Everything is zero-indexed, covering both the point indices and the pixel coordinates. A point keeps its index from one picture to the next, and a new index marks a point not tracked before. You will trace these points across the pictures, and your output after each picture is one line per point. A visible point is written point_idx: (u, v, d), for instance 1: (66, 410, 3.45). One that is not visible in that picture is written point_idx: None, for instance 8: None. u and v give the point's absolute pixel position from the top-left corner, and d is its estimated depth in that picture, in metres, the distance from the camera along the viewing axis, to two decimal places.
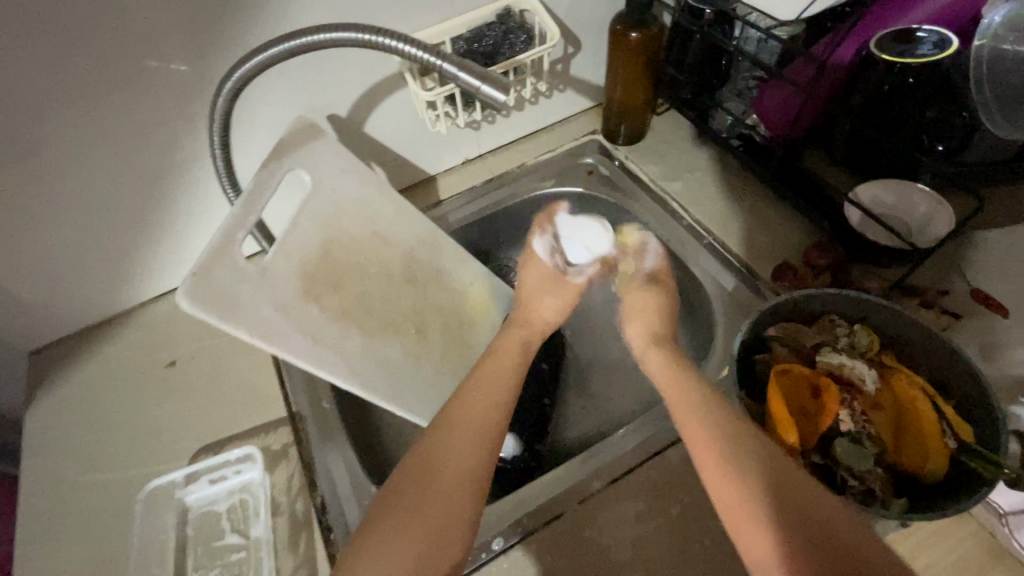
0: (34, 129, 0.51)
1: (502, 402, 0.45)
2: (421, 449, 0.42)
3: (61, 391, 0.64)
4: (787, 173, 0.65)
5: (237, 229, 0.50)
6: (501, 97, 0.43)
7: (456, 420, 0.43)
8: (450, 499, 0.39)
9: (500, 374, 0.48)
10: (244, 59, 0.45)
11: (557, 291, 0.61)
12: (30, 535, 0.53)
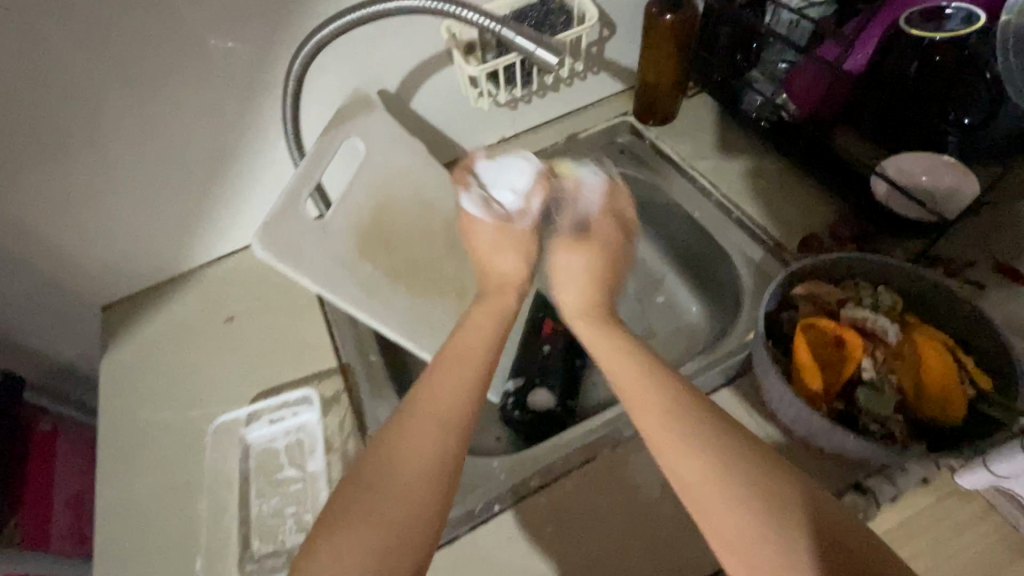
0: (122, 93, 0.57)
1: (470, 382, 0.42)
2: (385, 436, 0.40)
3: (130, 341, 0.69)
4: (815, 150, 0.68)
5: (303, 187, 0.54)
6: (553, 60, 0.48)
7: (423, 404, 0.41)
8: (416, 488, 0.37)
9: (469, 348, 0.45)
10: (322, 26, 0.50)
11: (513, 243, 0.56)
12: (108, 464, 0.58)
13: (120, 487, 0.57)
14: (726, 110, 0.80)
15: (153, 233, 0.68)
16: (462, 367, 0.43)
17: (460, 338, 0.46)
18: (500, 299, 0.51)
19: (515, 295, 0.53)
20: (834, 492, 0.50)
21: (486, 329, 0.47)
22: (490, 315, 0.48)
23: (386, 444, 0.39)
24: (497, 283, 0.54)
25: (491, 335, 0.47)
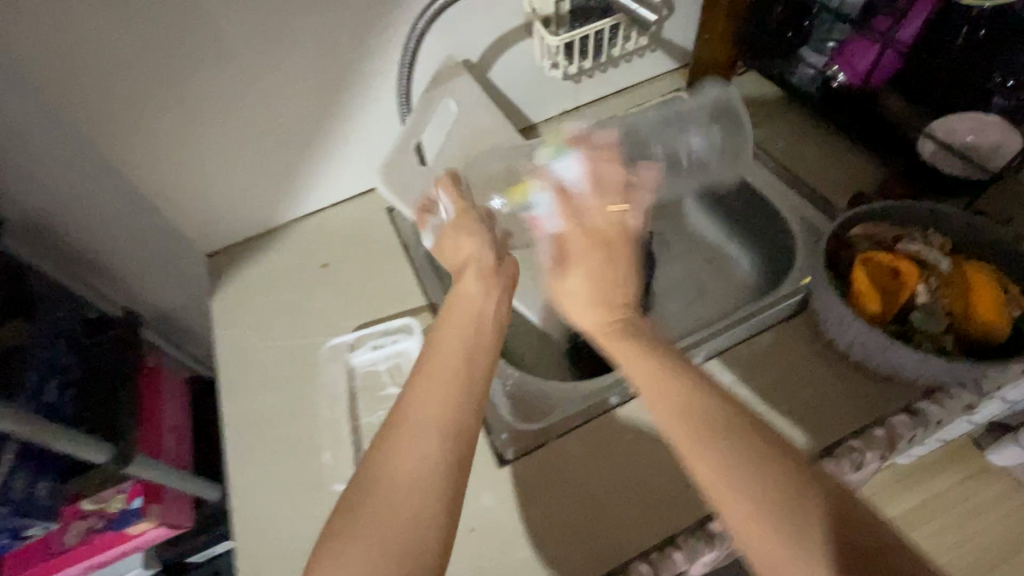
0: (253, 59, 0.64)
1: (455, 384, 0.43)
2: (379, 450, 0.41)
3: (236, 283, 0.77)
4: (861, 116, 0.74)
5: (411, 136, 0.66)
6: (653, 16, 0.63)
7: (412, 412, 0.42)
8: (406, 499, 0.38)
9: (453, 353, 0.46)
10: None
11: (461, 234, 0.57)
12: (229, 384, 0.66)
13: (243, 402, 0.65)
14: (775, 86, 0.85)
15: (258, 188, 0.76)
16: (448, 373, 0.44)
17: (443, 341, 0.47)
18: (477, 298, 0.51)
19: (478, 282, 0.52)
20: (886, 412, 0.55)
21: (469, 329, 0.48)
22: (471, 315, 0.49)
23: (381, 456, 0.40)
24: (463, 258, 0.56)
25: (468, 342, 0.47)
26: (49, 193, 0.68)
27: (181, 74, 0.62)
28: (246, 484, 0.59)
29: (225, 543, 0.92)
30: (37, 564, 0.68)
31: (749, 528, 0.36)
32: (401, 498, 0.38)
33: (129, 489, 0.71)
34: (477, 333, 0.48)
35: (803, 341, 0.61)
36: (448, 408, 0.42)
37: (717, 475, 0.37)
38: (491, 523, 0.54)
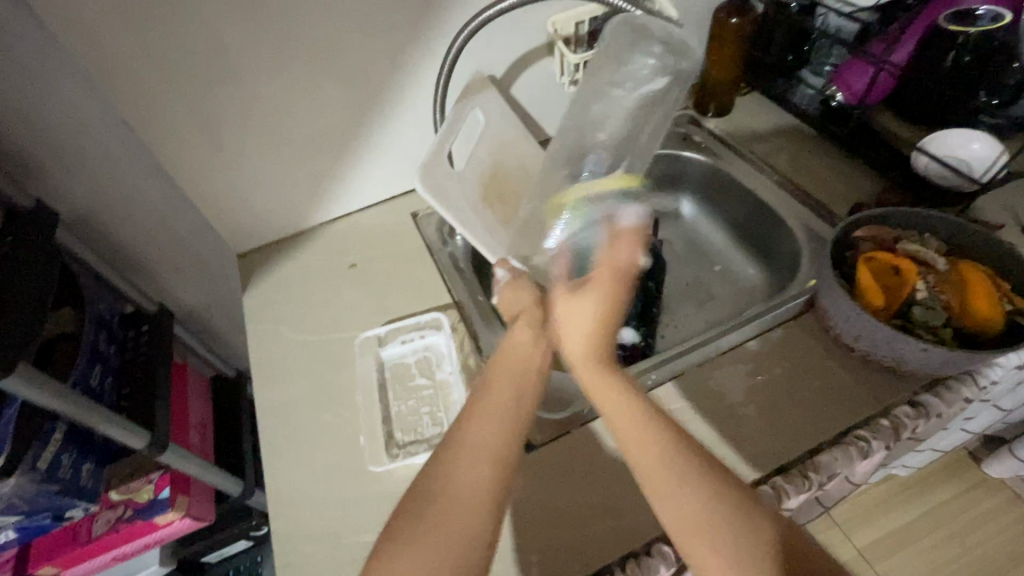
0: (299, 70, 0.68)
1: (504, 421, 0.46)
2: (431, 470, 0.43)
3: (267, 280, 0.80)
4: (863, 134, 0.80)
5: (445, 142, 0.70)
6: None
7: (463, 440, 0.44)
8: (463, 514, 0.40)
9: (505, 392, 0.48)
10: (487, 8, 0.64)
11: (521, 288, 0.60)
12: (263, 374, 0.69)
13: (277, 391, 0.67)
14: (776, 105, 0.92)
15: (294, 191, 0.81)
16: (499, 410, 0.46)
17: (496, 379, 0.49)
18: (529, 345, 0.53)
19: (531, 329, 0.55)
20: (891, 403, 0.59)
21: (519, 371, 0.50)
22: (524, 357, 0.52)
23: (431, 479, 0.42)
24: (519, 310, 0.58)
25: (524, 379, 0.50)
26: (99, 192, 0.72)
27: (231, 81, 0.66)
28: (281, 468, 0.61)
29: (240, 542, 0.93)
30: (66, 552, 0.70)
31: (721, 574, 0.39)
32: (457, 513, 0.40)
33: (157, 480, 0.73)
34: (525, 377, 0.50)
35: (812, 336, 0.65)
36: (496, 439, 0.44)
37: (675, 514, 0.41)
38: (520, 505, 0.56)
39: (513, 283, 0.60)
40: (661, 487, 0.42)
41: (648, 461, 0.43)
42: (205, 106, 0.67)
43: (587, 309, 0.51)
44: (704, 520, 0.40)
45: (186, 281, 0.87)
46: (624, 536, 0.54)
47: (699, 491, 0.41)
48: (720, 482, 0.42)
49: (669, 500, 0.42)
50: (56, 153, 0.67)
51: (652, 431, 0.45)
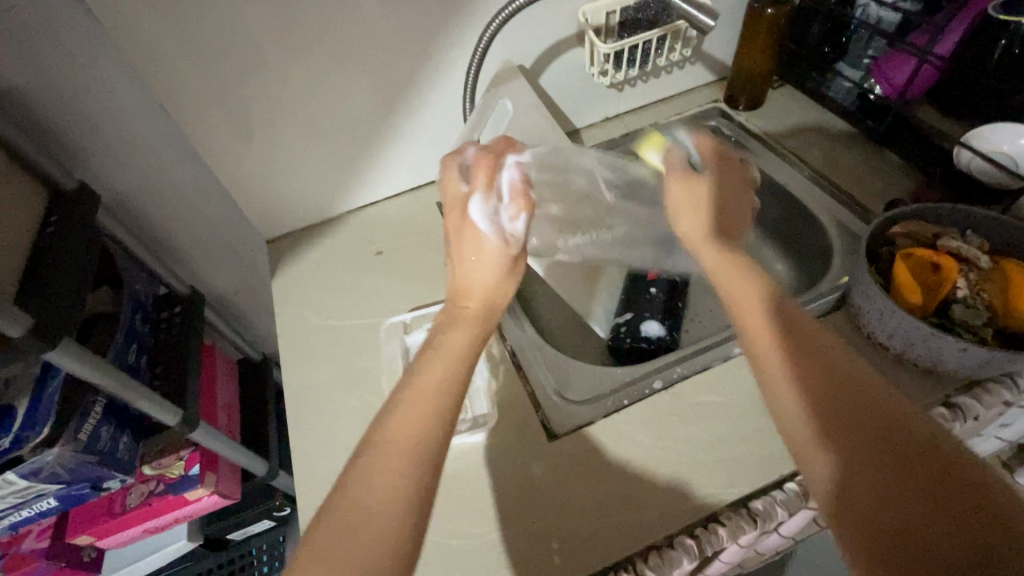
0: (331, 57, 0.69)
1: (426, 418, 0.41)
2: (321, 528, 0.37)
3: (295, 265, 0.82)
4: (899, 127, 0.78)
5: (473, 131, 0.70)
6: (710, 22, 0.60)
7: (355, 489, 0.37)
8: (377, 514, 0.37)
9: (417, 423, 0.40)
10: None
11: (476, 247, 0.51)
12: (291, 357, 0.71)
13: (304, 374, 0.69)
14: (812, 98, 0.91)
15: (323, 178, 0.82)
16: (407, 451, 0.39)
17: (402, 408, 0.41)
18: (452, 358, 0.45)
19: (469, 326, 0.48)
20: (924, 404, 0.57)
21: (451, 357, 0.45)
22: (440, 374, 0.43)
23: (320, 534, 0.36)
24: (470, 289, 0.51)
25: (456, 363, 0.45)
26: (136, 176, 0.74)
27: (264, 67, 0.67)
28: (308, 448, 0.62)
29: (264, 522, 0.95)
30: (100, 524, 0.72)
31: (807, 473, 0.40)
32: (366, 512, 0.37)
33: (188, 456, 0.75)
34: (441, 401, 0.42)
35: (843, 334, 0.63)
36: (400, 484, 0.38)
37: (803, 426, 0.40)
38: (541, 492, 0.57)
39: (462, 257, 0.52)
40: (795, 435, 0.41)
41: (773, 369, 0.44)
42: (237, 92, 0.68)
43: (690, 218, 0.62)
44: (900, 442, 0.37)
45: (217, 265, 0.89)
46: (646, 528, 0.54)
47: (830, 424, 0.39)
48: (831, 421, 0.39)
49: (784, 414, 0.42)
50: (97, 138, 0.69)
51: (778, 354, 0.45)
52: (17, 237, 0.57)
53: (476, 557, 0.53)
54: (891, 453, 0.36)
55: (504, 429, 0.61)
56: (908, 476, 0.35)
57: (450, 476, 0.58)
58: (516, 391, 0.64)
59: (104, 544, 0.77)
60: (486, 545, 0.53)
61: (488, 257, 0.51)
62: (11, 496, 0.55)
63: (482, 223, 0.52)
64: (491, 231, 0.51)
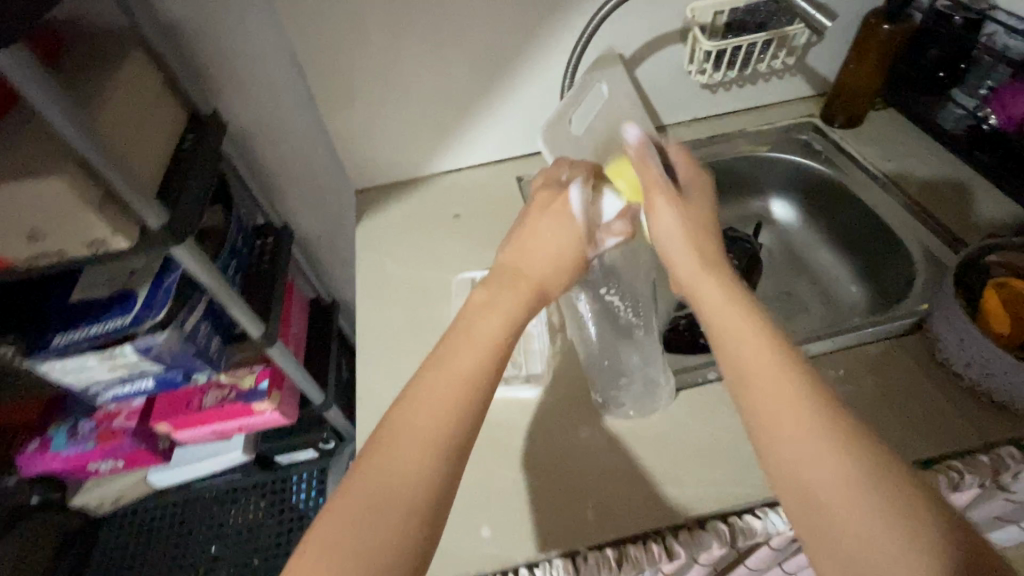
0: (446, 26, 0.74)
1: (445, 419, 0.40)
2: (340, 506, 0.37)
3: (379, 216, 0.88)
4: (1010, 163, 0.75)
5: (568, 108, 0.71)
6: (828, 23, 0.60)
7: (375, 481, 0.37)
8: (387, 517, 0.36)
9: (436, 423, 0.39)
10: None
11: (543, 243, 0.51)
12: (368, 296, 0.77)
13: (377, 312, 0.74)
14: (917, 123, 0.88)
15: (416, 139, 0.87)
16: (428, 453, 0.38)
17: (423, 405, 0.40)
18: (477, 354, 0.43)
19: (494, 316, 0.45)
20: (995, 441, 0.55)
21: (478, 347, 0.43)
22: (464, 371, 0.42)
23: (334, 516, 0.36)
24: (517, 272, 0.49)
25: (482, 357, 0.43)
26: (256, 113, 0.82)
27: (386, 26, 0.72)
28: (371, 378, 0.68)
29: (308, 451, 1.02)
30: (179, 416, 0.81)
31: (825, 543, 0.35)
32: (375, 509, 0.36)
33: (258, 371, 0.82)
34: (467, 405, 0.40)
35: (916, 360, 0.61)
36: (416, 485, 0.37)
37: (820, 476, 0.36)
38: (582, 455, 0.59)
39: (517, 241, 0.52)
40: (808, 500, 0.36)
41: (759, 405, 0.39)
42: (357, 46, 0.74)
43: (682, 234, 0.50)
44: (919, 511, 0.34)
45: (308, 208, 0.97)
46: (680, 506, 0.55)
47: (829, 474, 0.36)
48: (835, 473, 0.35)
49: (797, 460, 0.36)
50: (231, 73, 0.76)
51: (782, 384, 0.39)
52: (161, 148, 0.64)
53: (513, 499, 0.56)
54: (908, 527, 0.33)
55: (554, 392, 0.64)
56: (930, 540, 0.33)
57: (497, 425, 0.61)
58: (571, 360, 0.67)
59: (178, 437, 0.86)
60: (524, 492, 0.56)
61: (564, 244, 0.51)
62: (121, 368, 0.64)
63: (576, 202, 0.52)
64: (582, 217, 0.52)
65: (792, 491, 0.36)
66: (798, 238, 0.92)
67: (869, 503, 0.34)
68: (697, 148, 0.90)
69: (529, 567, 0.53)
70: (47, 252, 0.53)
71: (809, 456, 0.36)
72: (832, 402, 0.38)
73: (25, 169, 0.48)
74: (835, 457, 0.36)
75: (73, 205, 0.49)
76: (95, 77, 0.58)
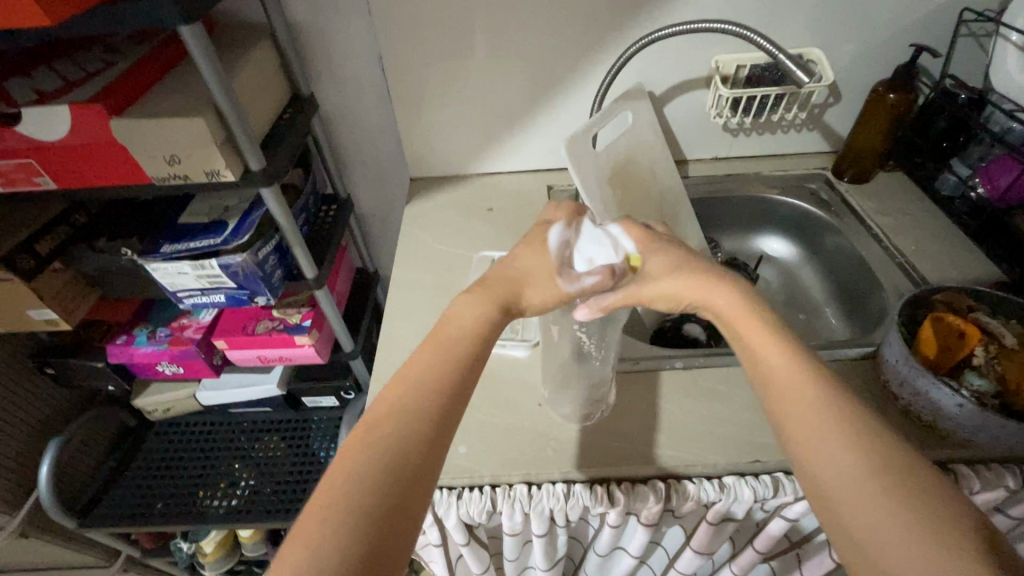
0: (504, 51, 0.89)
1: (429, 397, 0.45)
2: (352, 446, 0.42)
3: (426, 199, 1.03)
4: (991, 228, 0.83)
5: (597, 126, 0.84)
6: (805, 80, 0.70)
7: (385, 426, 0.43)
8: (377, 479, 0.39)
9: (431, 383, 0.46)
10: (663, 27, 0.77)
11: (536, 274, 0.57)
12: (405, 260, 0.91)
13: (409, 274, 0.89)
14: (922, 186, 0.95)
15: (467, 141, 1.02)
16: (423, 408, 0.44)
17: (418, 374, 0.47)
18: (463, 341, 0.50)
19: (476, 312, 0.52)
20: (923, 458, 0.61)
21: (456, 338, 0.50)
22: (450, 355, 0.48)
23: (348, 454, 0.41)
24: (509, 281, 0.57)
25: (466, 350, 0.49)
26: (342, 102, 1.00)
27: (456, 44, 0.88)
28: (395, 323, 0.81)
29: (331, 398, 1.17)
30: (235, 336, 0.97)
31: (855, 524, 0.37)
32: (367, 477, 0.39)
33: (304, 311, 1.00)
34: (445, 381, 0.46)
35: (866, 381, 0.68)
36: (412, 439, 0.42)
37: (839, 468, 0.39)
38: (553, 409, 0.69)
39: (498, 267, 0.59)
40: (832, 485, 0.39)
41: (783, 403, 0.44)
42: (429, 58, 0.90)
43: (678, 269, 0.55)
44: (917, 484, 0.37)
45: (369, 188, 1.14)
46: (628, 461, 0.64)
47: (843, 458, 0.40)
48: (844, 455, 0.40)
49: (812, 454, 0.41)
50: (328, 67, 0.95)
51: (801, 387, 0.44)
52: (266, 115, 0.82)
53: (489, 431, 0.67)
54: (910, 497, 0.37)
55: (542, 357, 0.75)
56: (930, 507, 0.36)
57: (489, 374, 0.73)
58: None
59: (230, 356, 1.02)
60: (500, 428, 0.68)
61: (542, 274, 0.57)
62: (205, 279, 0.80)
63: (554, 241, 0.59)
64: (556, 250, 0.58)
65: (817, 479, 0.40)
66: (795, 277, 1.02)
67: (873, 492, 0.38)
68: (712, 184, 1.01)
69: (492, 487, 0.64)
70: (175, 175, 0.71)
71: (824, 441, 0.41)
72: (835, 398, 0.43)
73: (178, 111, 0.65)
74: (844, 440, 0.40)
75: (202, 141, 0.66)
76: (234, 56, 0.77)
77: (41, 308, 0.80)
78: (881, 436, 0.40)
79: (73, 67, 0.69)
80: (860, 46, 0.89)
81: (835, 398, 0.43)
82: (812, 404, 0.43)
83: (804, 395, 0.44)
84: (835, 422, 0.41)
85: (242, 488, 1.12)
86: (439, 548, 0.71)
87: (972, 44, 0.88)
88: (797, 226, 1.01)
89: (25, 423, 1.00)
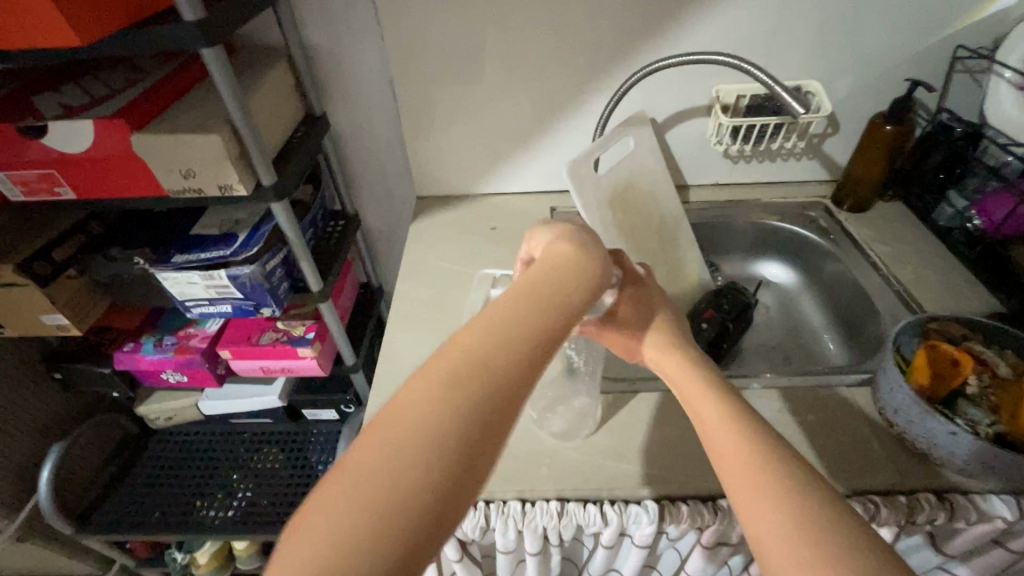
0: (510, 77, 0.93)
1: (509, 366, 0.35)
2: (387, 415, 0.33)
3: (431, 217, 1.06)
4: (987, 258, 0.84)
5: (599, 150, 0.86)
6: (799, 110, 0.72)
7: (448, 372, 0.35)
8: (427, 450, 0.31)
9: (483, 360, 0.35)
10: (664, 58, 0.80)
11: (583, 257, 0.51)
12: (409, 276, 0.93)
13: (414, 290, 0.91)
14: (921, 216, 0.96)
15: (471, 162, 1.05)
16: (489, 373, 0.35)
17: (478, 348, 0.36)
18: (537, 324, 0.38)
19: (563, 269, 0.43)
20: (916, 487, 0.61)
21: (539, 293, 0.40)
22: (527, 315, 0.38)
23: (394, 417, 0.33)
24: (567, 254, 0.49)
25: (545, 312, 0.39)
26: (352, 121, 1.03)
27: (465, 69, 0.92)
28: (396, 337, 0.83)
29: (331, 410, 1.18)
30: (240, 345, 0.99)
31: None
32: (412, 447, 0.31)
33: (308, 324, 1.01)
34: (527, 350, 0.37)
35: (861, 408, 0.69)
36: (482, 405, 0.33)
37: (771, 523, 0.36)
38: (548, 427, 0.70)
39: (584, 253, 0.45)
40: (765, 543, 0.36)
41: (722, 449, 0.41)
42: (438, 81, 0.93)
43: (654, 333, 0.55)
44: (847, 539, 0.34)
45: (376, 205, 1.16)
46: (622, 481, 0.65)
47: (777, 514, 0.36)
48: (775, 509, 0.36)
49: (756, 517, 0.37)
50: (341, 89, 0.98)
51: (745, 451, 0.40)
52: (280, 133, 0.85)
53: None
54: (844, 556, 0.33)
55: None
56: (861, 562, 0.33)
57: None
58: None
59: (233, 365, 1.03)
60: None
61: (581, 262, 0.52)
62: (213, 289, 0.82)
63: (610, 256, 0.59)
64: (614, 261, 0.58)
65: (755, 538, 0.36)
66: (794, 302, 1.03)
67: (813, 560, 0.33)
68: (712, 210, 1.02)
69: (486, 502, 0.64)
70: (191, 188, 0.73)
71: (757, 492, 0.38)
72: (772, 442, 0.41)
73: (197, 128, 0.68)
74: (777, 489, 0.37)
75: (218, 156, 0.69)
76: (251, 77, 0.81)
77: (53, 313, 0.82)
78: (821, 498, 0.37)
79: (98, 84, 0.72)
80: (858, 79, 0.91)
81: (772, 447, 0.40)
82: (750, 450, 0.40)
83: (739, 441, 0.41)
84: (767, 469, 0.39)
85: (239, 499, 1.12)
86: (432, 564, 0.71)
87: (968, 79, 0.90)
88: (795, 253, 1.02)
89: (31, 427, 1.01)
